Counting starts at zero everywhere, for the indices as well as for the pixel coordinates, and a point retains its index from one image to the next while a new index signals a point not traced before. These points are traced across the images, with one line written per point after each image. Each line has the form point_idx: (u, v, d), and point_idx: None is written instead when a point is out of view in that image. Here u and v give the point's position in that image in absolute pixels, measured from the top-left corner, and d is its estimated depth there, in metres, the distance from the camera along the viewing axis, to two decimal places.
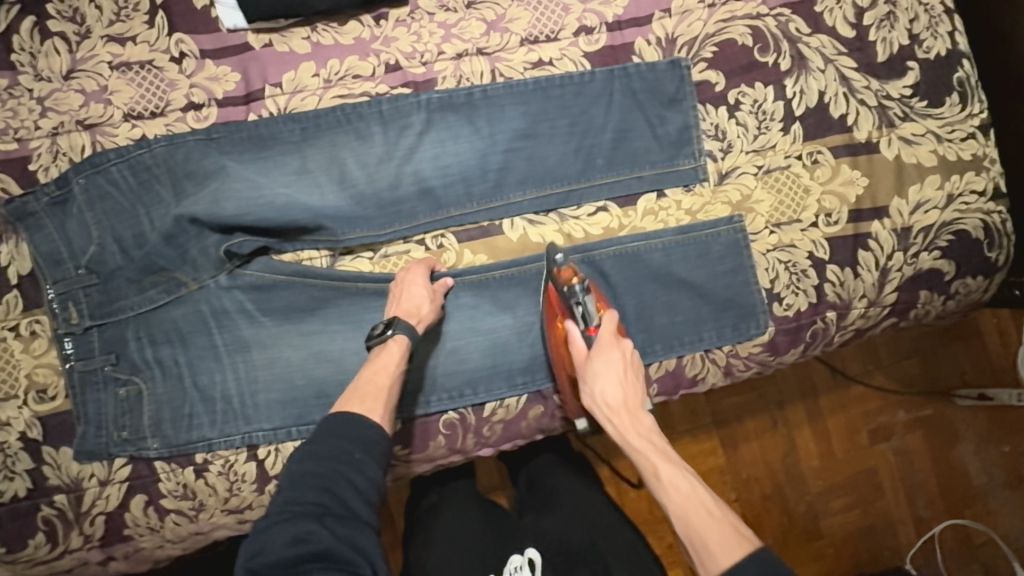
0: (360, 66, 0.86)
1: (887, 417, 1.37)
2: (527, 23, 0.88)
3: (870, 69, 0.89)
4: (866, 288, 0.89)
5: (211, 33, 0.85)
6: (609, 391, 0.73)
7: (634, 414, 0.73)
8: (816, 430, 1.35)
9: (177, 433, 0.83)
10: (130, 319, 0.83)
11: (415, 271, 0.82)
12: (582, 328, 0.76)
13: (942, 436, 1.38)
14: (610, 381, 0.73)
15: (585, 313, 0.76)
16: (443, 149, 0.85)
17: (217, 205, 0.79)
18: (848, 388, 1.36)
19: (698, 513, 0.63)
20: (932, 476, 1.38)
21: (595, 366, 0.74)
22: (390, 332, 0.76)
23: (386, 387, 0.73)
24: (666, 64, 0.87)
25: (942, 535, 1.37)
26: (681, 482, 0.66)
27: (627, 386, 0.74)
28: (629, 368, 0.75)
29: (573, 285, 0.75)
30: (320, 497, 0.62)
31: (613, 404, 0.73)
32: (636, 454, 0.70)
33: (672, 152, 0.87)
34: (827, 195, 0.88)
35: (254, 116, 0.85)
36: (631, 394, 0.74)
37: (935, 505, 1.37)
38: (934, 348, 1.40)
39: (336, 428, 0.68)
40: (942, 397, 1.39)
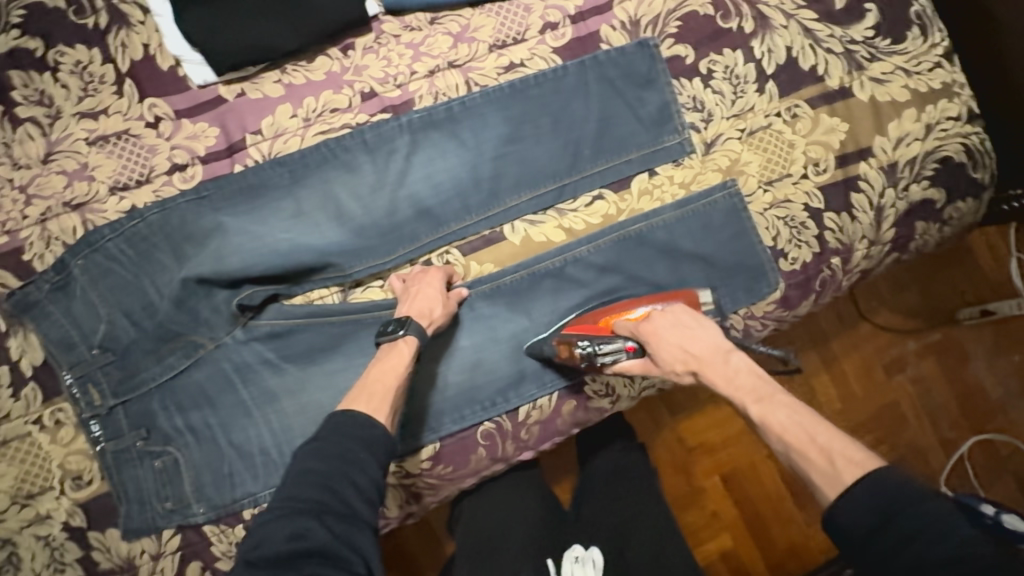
0: (336, 100, 0.86)
1: (899, 350, 1.40)
2: (492, 30, 0.88)
3: (830, 18, 0.90)
4: (864, 229, 0.91)
5: (182, 92, 0.84)
6: (681, 358, 0.74)
7: (713, 366, 0.73)
8: (833, 374, 1.38)
9: (220, 494, 0.82)
10: (153, 390, 0.82)
11: (434, 273, 0.83)
12: (627, 354, 0.79)
13: (954, 357, 1.42)
14: (677, 343, 0.74)
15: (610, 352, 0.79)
16: (433, 167, 0.86)
17: (220, 260, 0.80)
18: (858, 327, 1.39)
19: (802, 444, 0.64)
20: (950, 397, 1.41)
21: (663, 357, 0.75)
22: (401, 333, 0.78)
23: (393, 389, 0.74)
24: (634, 46, 0.88)
25: (970, 452, 1.40)
26: (777, 416, 0.67)
27: (694, 342, 0.74)
28: (682, 329, 0.75)
29: (579, 347, 0.80)
30: (319, 493, 0.62)
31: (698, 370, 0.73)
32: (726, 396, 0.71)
33: (655, 130, 0.88)
34: (812, 146, 0.89)
35: (240, 166, 0.84)
36: (706, 346, 0.74)
37: (960, 426, 1.41)
38: (931, 275, 1.43)
39: (341, 425, 0.69)
40: (947, 321, 1.42)
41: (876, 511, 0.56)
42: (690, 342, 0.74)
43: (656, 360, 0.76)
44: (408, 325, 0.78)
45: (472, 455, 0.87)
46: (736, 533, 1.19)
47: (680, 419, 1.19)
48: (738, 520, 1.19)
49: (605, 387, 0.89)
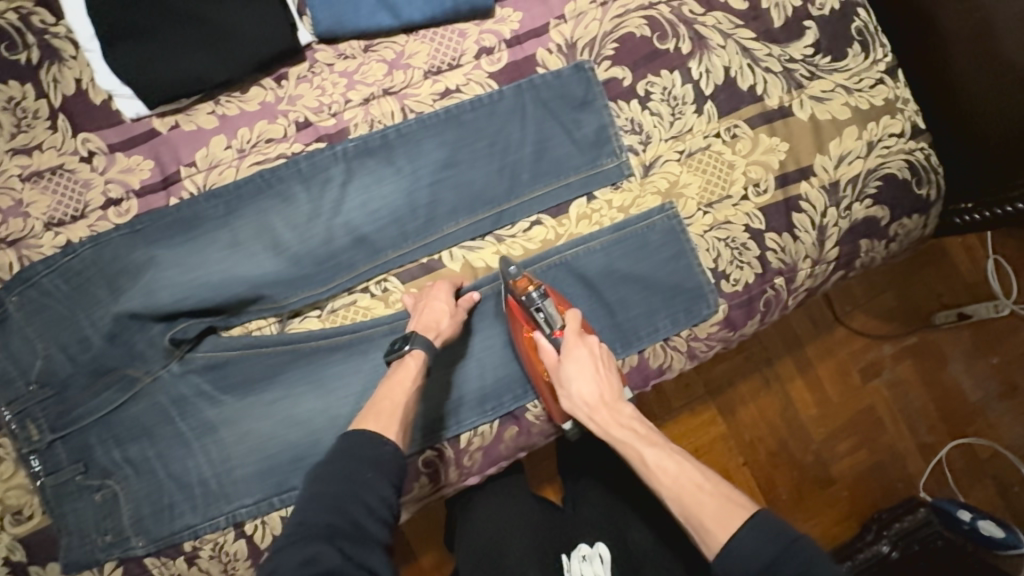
0: (271, 129, 0.86)
1: (874, 354, 1.39)
2: (426, 56, 0.88)
3: (769, 36, 0.89)
4: (807, 249, 0.90)
5: (115, 125, 0.84)
6: (583, 399, 0.78)
7: (611, 406, 0.78)
8: (808, 379, 1.37)
9: (160, 527, 0.82)
10: (91, 424, 0.82)
11: (439, 286, 0.84)
12: (548, 333, 0.80)
13: (930, 360, 1.41)
14: (584, 380, 0.78)
15: (548, 318, 0.80)
16: (370, 195, 0.85)
17: (153, 294, 0.79)
18: (832, 332, 1.38)
19: (691, 491, 0.70)
20: (928, 400, 1.40)
21: (569, 370, 0.78)
22: (407, 348, 0.79)
23: (401, 404, 0.75)
24: (570, 69, 0.87)
25: (948, 456, 1.40)
26: (668, 465, 0.73)
27: (600, 381, 0.79)
28: (600, 364, 0.80)
29: (530, 294, 0.79)
30: (329, 517, 0.63)
31: (592, 403, 0.78)
32: (620, 444, 0.76)
33: (593, 154, 0.88)
34: (752, 166, 0.89)
35: (175, 199, 0.85)
36: (605, 391, 0.79)
37: (937, 429, 1.40)
38: (906, 279, 1.42)
39: (351, 446, 0.69)
40: (923, 323, 1.41)
41: (742, 564, 0.64)
42: (586, 383, 0.78)
43: (562, 363, 0.79)
44: (414, 341, 0.79)
45: (414, 483, 0.86)
46: None
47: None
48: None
49: (547, 411, 0.89)
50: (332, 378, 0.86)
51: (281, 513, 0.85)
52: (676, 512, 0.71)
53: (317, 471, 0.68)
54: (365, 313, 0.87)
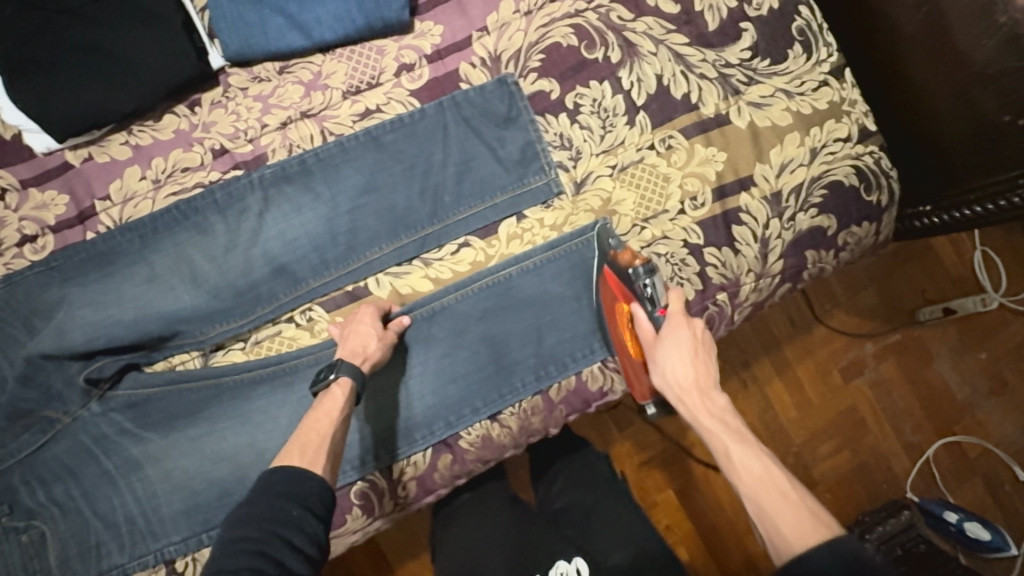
0: (187, 158, 0.83)
1: (855, 354, 1.35)
2: (344, 75, 0.84)
3: (703, 41, 0.85)
4: (750, 263, 0.86)
5: (28, 160, 0.83)
6: (673, 378, 0.68)
7: (705, 393, 0.66)
8: (787, 381, 1.33)
9: (88, 567, 0.81)
10: (14, 466, 0.81)
11: (364, 311, 0.81)
12: (650, 310, 0.72)
13: (915, 358, 1.35)
14: (681, 362, 0.68)
15: (653, 294, 0.72)
16: (289, 224, 0.83)
17: (64, 335, 0.78)
18: (811, 332, 1.33)
19: (773, 496, 0.59)
20: (914, 399, 1.35)
21: (666, 350, 0.68)
22: (332, 376, 0.75)
23: (329, 434, 0.70)
24: (493, 84, 0.84)
25: (936, 456, 1.34)
26: (752, 466, 0.61)
27: (700, 366, 0.68)
28: (701, 349, 0.69)
29: (636, 266, 0.73)
30: (252, 561, 0.56)
31: (684, 385, 0.67)
32: (708, 435, 0.64)
33: (521, 172, 0.85)
34: (688, 178, 0.85)
35: (92, 233, 0.83)
36: (700, 376, 0.67)
37: (924, 429, 1.34)
38: (888, 274, 1.37)
39: (275, 484, 0.63)
40: (908, 320, 1.35)
41: None
42: (680, 365, 0.68)
43: (660, 338, 0.69)
44: (339, 369, 0.75)
45: (346, 515, 0.84)
46: (692, 545, 1.17)
47: (625, 437, 1.17)
48: (694, 534, 1.18)
49: (481, 437, 0.86)
50: (258, 412, 0.84)
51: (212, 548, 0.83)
52: (752, 514, 0.60)
53: (238, 513, 0.62)
54: (291, 343, 0.84)
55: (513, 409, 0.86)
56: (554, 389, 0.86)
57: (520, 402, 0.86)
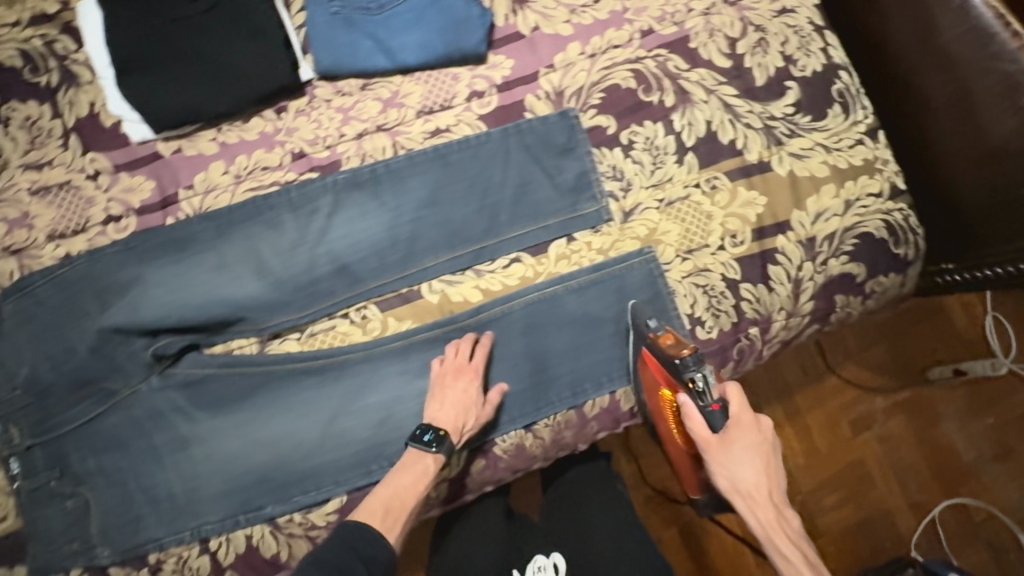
0: (268, 158, 0.90)
1: (865, 407, 1.38)
2: (420, 96, 0.92)
3: (751, 94, 0.92)
4: (782, 301, 0.91)
5: (121, 147, 0.89)
6: (739, 485, 0.77)
7: (770, 502, 0.77)
8: (797, 427, 1.36)
9: (125, 537, 0.84)
10: (68, 432, 0.84)
11: (467, 377, 0.85)
12: (703, 405, 0.77)
13: (922, 416, 1.38)
14: (749, 471, 0.77)
15: (704, 389, 0.76)
16: (354, 226, 0.89)
17: (137, 311, 0.83)
18: (822, 381, 1.37)
19: None
20: (921, 456, 1.37)
21: (735, 456, 0.77)
22: (433, 449, 0.81)
23: (409, 507, 0.78)
24: (556, 116, 0.91)
25: (942, 516, 1.36)
26: None
27: (762, 473, 0.78)
28: (764, 456, 0.79)
29: (688, 358, 0.76)
30: None
31: (751, 492, 0.77)
32: (775, 547, 0.76)
33: (574, 198, 0.91)
34: (729, 218, 0.91)
35: (171, 219, 0.89)
36: (761, 484, 0.78)
37: (930, 487, 1.36)
38: (899, 332, 1.41)
39: (352, 539, 0.73)
40: (917, 378, 1.39)
41: None
42: (746, 473, 0.77)
43: (729, 448, 0.77)
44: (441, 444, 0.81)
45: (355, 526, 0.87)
46: None
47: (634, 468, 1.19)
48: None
49: (515, 446, 0.89)
50: (304, 401, 0.87)
51: (246, 532, 0.86)
52: None
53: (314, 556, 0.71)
54: (343, 338, 0.89)
55: (548, 421, 0.90)
56: (589, 405, 0.90)
57: (555, 415, 0.90)
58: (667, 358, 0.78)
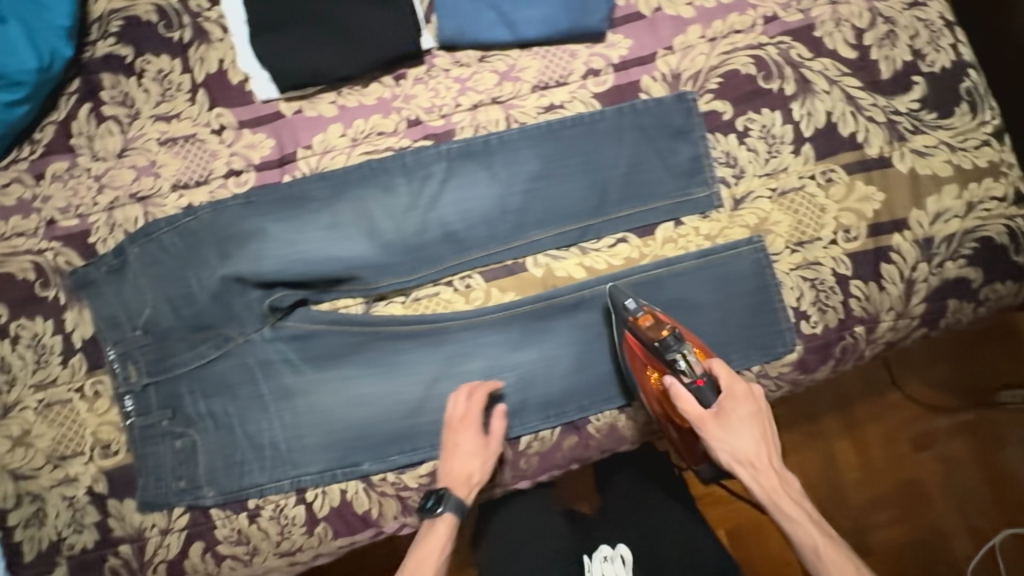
0: (383, 123, 0.92)
1: (925, 425, 1.29)
2: (536, 71, 0.92)
3: (875, 87, 0.90)
4: (892, 301, 0.89)
5: (246, 104, 0.91)
6: (738, 454, 0.79)
7: (771, 467, 0.79)
8: (853, 440, 1.28)
9: (230, 481, 0.87)
10: (183, 375, 0.87)
11: (466, 429, 0.84)
12: (689, 381, 0.80)
13: (990, 440, 1.28)
14: (745, 439, 0.80)
15: (688, 365, 0.80)
16: (465, 195, 0.90)
17: (259, 263, 0.86)
18: (884, 395, 1.28)
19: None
20: (982, 482, 1.27)
21: (727, 428, 0.79)
22: (441, 510, 0.81)
23: None
24: (673, 98, 0.90)
25: (1006, 546, 1.24)
26: (834, 555, 0.74)
27: (758, 440, 0.80)
28: (759, 423, 0.81)
29: (667, 338, 0.79)
30: None
31: (751, 459, 0.79)
32: (784, 514, 0.77)
33: (684, 182, 0.90)
34: (844, 212, 0.89)
35: (288, 177, 0.91)
36: (760, 449, 0.80)
37: (992, 514, 1.26)
38: (972, 349, 1.31)
39: None
40: (989, 399, 1.28)
41: None
42: (742, 441, 0.79)
43: (723, 421, 0.80)
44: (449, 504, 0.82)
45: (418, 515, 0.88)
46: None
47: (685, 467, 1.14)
48: None
49: (609, 426, 0.90)
50: (406, 364, 0.89)
51: (341, 487, 0.88)
52: None
53: None
54: (446, 305, 0.90)
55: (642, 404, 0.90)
56: None
57: None
58: (650, 341, 0.81)
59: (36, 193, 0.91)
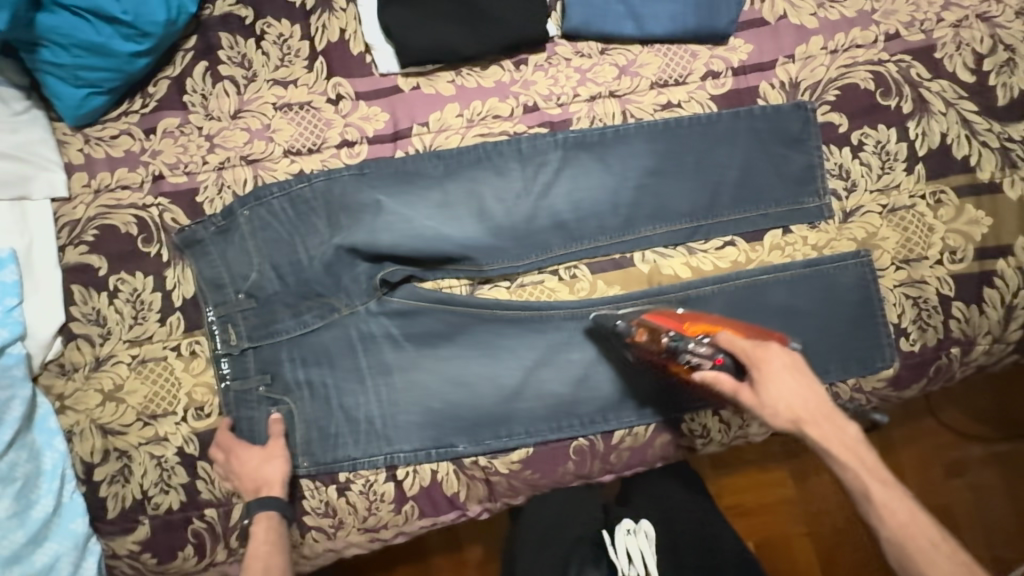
0: (500, 107, 0.91)
1: (958, 451, 1.18)
2: (657, 68, 0.92)
3: (991, 113, 0.91)
4: (991, 325, 0.90)
5: (365, 77, 0.91)
6: (785, 413, 0.72)
7: (819, 416, 0.73)
8: (887, 463, 1.16)
9: (324, 452, 0.87)
10: (284, 341, 0.87)
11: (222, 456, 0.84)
12: (711, 367, 0.71)
13: None
14: (788, 395, 0.71)
15: (702, 356, 0.70)
16: (577, 185, 0.90)
17: (374, 236, 0.85)
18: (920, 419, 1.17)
19: (915, 534, 0.67)
20: (1012, 521, 1.16)
21: (767, 391, 0.71)
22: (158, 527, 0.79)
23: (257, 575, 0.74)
24: (790, 106, 0.91)
25: None
26: (896, 507, 0.68)
27: (800, 395, 0.72)
28: (798, 374, 0.73)
29: (670, 339, 0.70)
30: None
31: (798, 415, 0.72)
32: (840, 464, 0.71)
33: (796, 190, 0.90)
34: (951, 234, 0.90)
35: (401, 152, 0.90)
36: (811, 403, 0.73)
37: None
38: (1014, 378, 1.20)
39: None
40: None
41: None
42: (788, 397, 0.72)
43: (760, 391, 0.71)
44: (251, 511, 0.79)
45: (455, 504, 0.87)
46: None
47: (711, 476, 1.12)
48: None
49: (701, 428, 0.90)
50: (508, 349, 0.89)
51: (433, 466, 0.88)
52: (893, 556, 0.67)
53: None
54: (550, 294, 0.90)
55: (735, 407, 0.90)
56: None
57: None
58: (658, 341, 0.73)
59: (144, 147, 0.89)
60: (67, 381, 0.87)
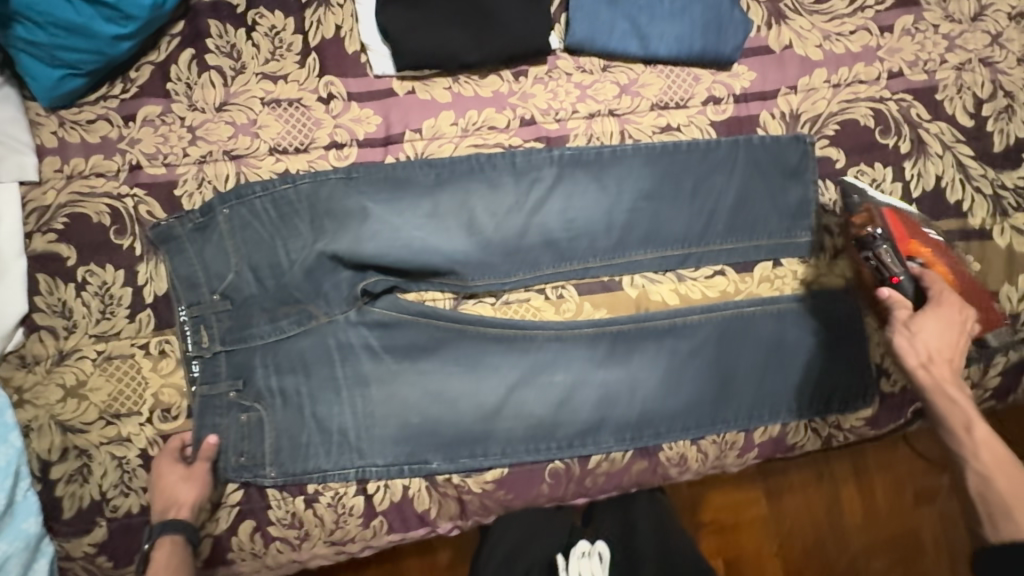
0: (496, 118, 0.89)
1: (931, 477, 1.16)
2: (658, 90, 0.91)
3: (986, 158, 0.91)
4: (971, 370, 0.90)
5: (359, 77, 0.88)
6: (928, 348, 0.79)
7: (947, 363, 0.79)
8: (860, 484, 1.14)
9: (294, 463, 0.84)
10: (259, 346, 0.84)
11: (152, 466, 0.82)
12: (885, 277, 0.83)
13: None
14: (933, 335, 0.79)
15: (889, 263, 0.82)
16: (571, 203, 0.88)
17: (359, 244, 0.83)
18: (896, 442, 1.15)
19: (1001, 477, 0.72)
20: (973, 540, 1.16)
21: (921, 321, 0.80)
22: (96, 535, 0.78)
23: None
24: (790, 138, 0.89)
25: None
26: (987, 451, 0.74)
27: (946, 340, 0.79)
28: (958, 329, 0.80)
29: (873, 233, 0.82)
30: None
31: (932, 354, 0.79)
32: (948, 402, 0.77)
33: (790, 223, 0.90)
34: None
35: (391, 158, 0.88)
36: (948, 346, 0.80)
37: None
38: None
39: None
40: None
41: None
42: (932, 337, 0.79)
43: (921, 318, 0.80)
44: (155, 534, 0.78)
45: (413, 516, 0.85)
46: None
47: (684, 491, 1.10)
48: None
49: (679, 456, 0.89)
50: (488, 366, 0.87)
51: (404, 482, 0.86)
52: (973, 488, 0.73)
53: None
54: (535, 313, 0.89)
55: (715, 438, 0.89)
56: (760, 432, 0.90)
57: (725, 434, 0.89)
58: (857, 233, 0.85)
59: (122, 134, 0.86)
60: (27, 374, 0.83)
